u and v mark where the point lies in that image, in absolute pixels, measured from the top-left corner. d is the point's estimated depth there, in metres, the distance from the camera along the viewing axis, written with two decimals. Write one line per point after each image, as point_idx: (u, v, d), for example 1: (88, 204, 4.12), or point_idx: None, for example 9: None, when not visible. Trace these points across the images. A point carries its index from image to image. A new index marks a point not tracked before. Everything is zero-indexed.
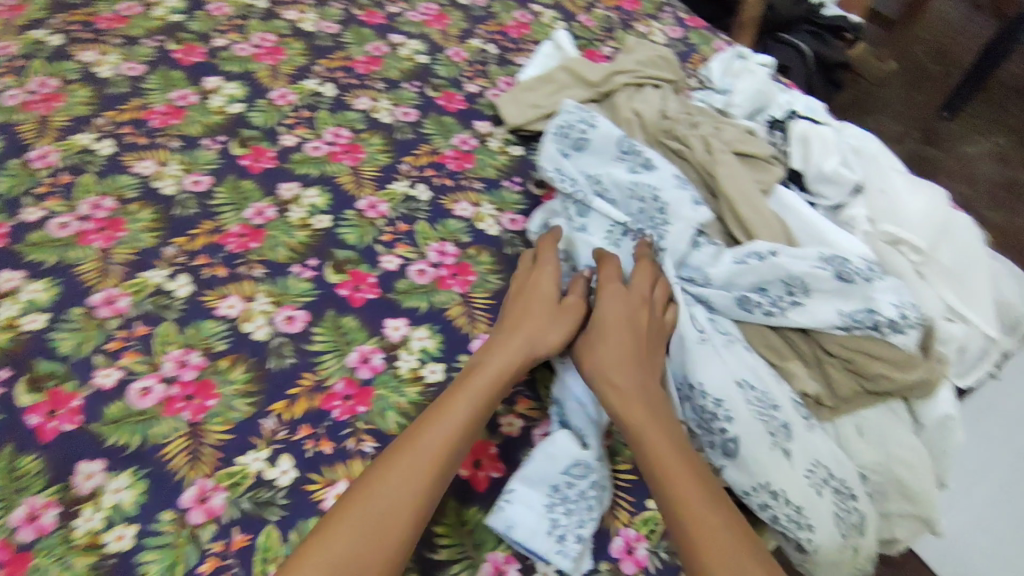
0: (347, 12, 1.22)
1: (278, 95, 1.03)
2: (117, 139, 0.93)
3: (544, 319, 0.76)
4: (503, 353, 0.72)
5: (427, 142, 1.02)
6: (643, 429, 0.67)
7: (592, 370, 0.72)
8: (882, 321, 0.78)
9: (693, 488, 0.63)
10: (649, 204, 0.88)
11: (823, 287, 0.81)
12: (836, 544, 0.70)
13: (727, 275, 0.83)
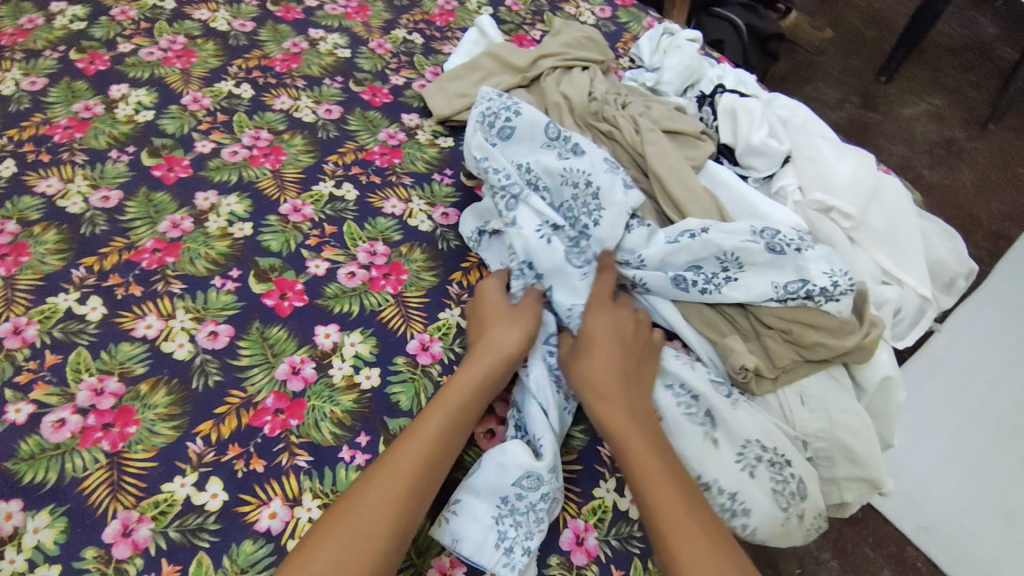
0: (263, 9, 1.17)
1: (191, 99, 0.98)
2: (17, 158, 0.87)
3: (512, 326, 0.74)
4: (476, 362, 0.70)
5: (352, 139, 0.98)
6: (628, 437, 0.65)
7: (579, 380, 0.71)
8: (815, 290, 0.79)
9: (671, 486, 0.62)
10: (581, 190, 0.85)
11: (757, 261, 0.81)
12: (780, 521, 0.70)
13: (661, 255, 0.82)
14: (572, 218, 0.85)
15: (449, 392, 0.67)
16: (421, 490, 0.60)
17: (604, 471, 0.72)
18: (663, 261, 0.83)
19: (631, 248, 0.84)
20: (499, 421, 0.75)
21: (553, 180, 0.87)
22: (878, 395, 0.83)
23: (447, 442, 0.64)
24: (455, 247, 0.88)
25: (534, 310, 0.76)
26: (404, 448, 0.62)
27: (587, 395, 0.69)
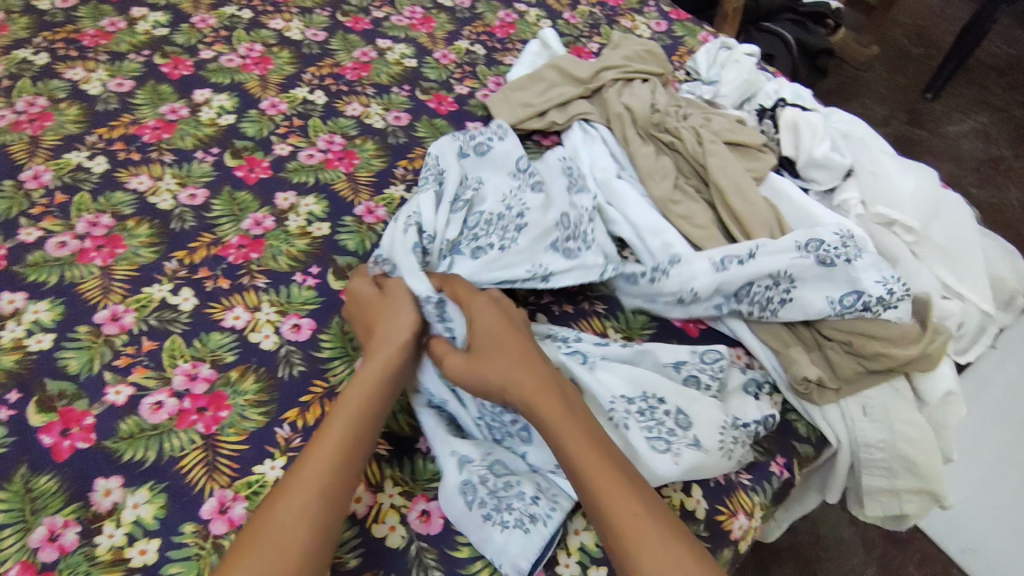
0: (333, 19, 1.22)
1: (269, 104, 1.03)
2: (110, 156, 0.92)
3: (398, 309, 0.73)
4: (377, 356, 0.68)
5: (420, 145, 1.02)
6: (561, 423, 0.63)
7: (481, 380, 0.68)
8: (872, 301, 0.80)
9: (618, 477, 0.60)
10: (507, 215, 0.84)
11: (810, 275, 0.82)
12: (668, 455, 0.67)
13: (712, 284, 0.82)
14: (475, 234, 0.82)
15: (351, 393, 0.65)
16: (340, 492, 0.59)
17: None
18: (715, 290, 0.82)
19: (678, 286, 0.83)
20: None
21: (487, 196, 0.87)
22: (937, 409, 0.83)
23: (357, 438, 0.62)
24: None
25: (404, 291, 0.74)
26: (310, 458, 0.60)
27: (502, 391, 0.67)
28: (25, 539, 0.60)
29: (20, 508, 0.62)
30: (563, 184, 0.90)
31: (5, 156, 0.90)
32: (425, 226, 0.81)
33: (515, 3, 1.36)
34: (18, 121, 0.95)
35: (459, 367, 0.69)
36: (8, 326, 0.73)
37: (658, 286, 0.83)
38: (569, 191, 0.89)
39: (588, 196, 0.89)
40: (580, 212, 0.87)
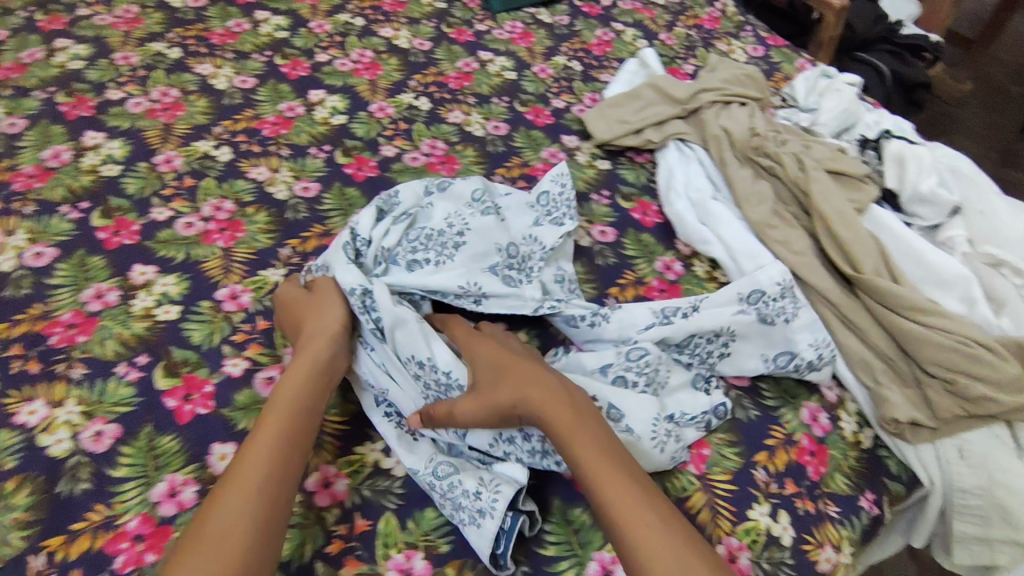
0: (438, 30, 1.27)
1: (377, 108, 1.08)
2: (234, 146, 0.98)
3: (325, 306, 0.74)
4: (307, 352, 0.70)
5: (518, 155, 1.05)
6: (571, 434, 0.64)
7: (494, 404, 0.67)
8: (801, 364, 0.80)
9: (627, 488, 0.60)
10: (449, 233, 0.84)
11: (751, 331, 0.80)
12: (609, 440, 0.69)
13: (657, 336, 0.77)
14: (414, 247, 0.82)
15: (282, 397, 0.65)
16: (283, 482, 0.59)
17: (758, 494, 0.72)
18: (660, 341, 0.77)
19: (618, 334, 0.79)
20: None
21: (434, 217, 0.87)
22: None
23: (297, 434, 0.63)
24: (611, 263, 0.92)
25: (330, 286, 0.76)
26: (246, 457, 0.60)
27: (517, 411, 0.67)
28: (148, 493, 0.65)
29: (144, 463, 0.67)
30: (529, 219, 0.90)
31: (140, 140, 0.97)
32: (361, 231, 0.82)
33: (612, 22, 1.40)
34: (153, 109, 1.01)
35: (472, 398, 0.68)
36: (140, 295, 0.80)
37: (599, 330, 0.79)
38: (531, 225, 0.90)
39: (555, 233, 0.88)
40: (533, 247, 0.87)
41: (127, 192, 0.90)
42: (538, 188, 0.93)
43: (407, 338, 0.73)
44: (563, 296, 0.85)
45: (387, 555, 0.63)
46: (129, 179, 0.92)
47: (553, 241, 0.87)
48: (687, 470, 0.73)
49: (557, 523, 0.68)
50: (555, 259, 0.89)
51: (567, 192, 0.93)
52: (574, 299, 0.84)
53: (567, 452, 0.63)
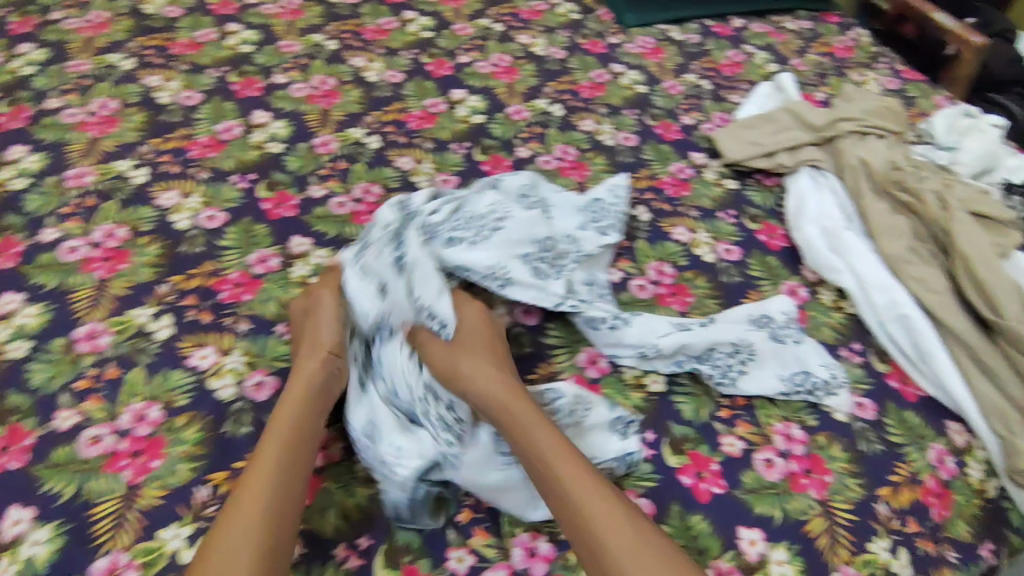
0: (573, 40, 1.31)
1: (514, 110, 1.13)
2: (382, 136, 1.05)
3: (324, 323, 0.76)
4: (297, 378, 0.71)
5: (646, 167, 1.07)
6: (524, 423, 0.67)
7: (454, 366, 0.72)
8: (818, 384, 0.82)
9: (579, 476, 0.63)
10: (489, 218, 0.85)
11: (765, 350, 0.83)
12: (492, 465, 0.68)
13: (676, 342, 0.81)
14: (455, 226, 0.84)
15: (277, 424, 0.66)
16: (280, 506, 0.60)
17: (879, 528, 0.73)
18: (678, 348, 0.81)
19: (638, 338, 0.82)
20: (778, 452, 0.77)
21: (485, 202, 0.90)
22: None
23: (289, 467, 0.63)
24: (736, 282, 0.94)
25: (332, 302, 0.77)
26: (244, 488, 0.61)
27: (468, 385, 0.70)
28: None
29: None
30: (576, 222, 0.93)
31: (301, 122, 1.05)
32: (415, 204, 0.87)
33: (743, 44, 1.40)
34: (312, 95, 1.09)
35: (446, 351, 0.74)
36: (298, 264, 0.87)
37: (618, 334, 0.82)
38: (575, 228, 0.92)
39: (596, 239, 0.91)
40: (571, 248, 0.89)
41: (289, 168, 0.98)
42: (592, 194, 0.97)
43: (423, 276, 0.78)
44: (589, 297, 0.86)
45: (513, 533, 0.67)
46: (290, 157, 0.99)
47: (591, 247, 0.90)
48: (808, 494, 0.74)
49: (673, 526, 0.70)
50: (590, 265, 0.90)
51: (618, 204, 0.97)
52: (600, 302, 0.85)
53: (524, 446, 0.65)
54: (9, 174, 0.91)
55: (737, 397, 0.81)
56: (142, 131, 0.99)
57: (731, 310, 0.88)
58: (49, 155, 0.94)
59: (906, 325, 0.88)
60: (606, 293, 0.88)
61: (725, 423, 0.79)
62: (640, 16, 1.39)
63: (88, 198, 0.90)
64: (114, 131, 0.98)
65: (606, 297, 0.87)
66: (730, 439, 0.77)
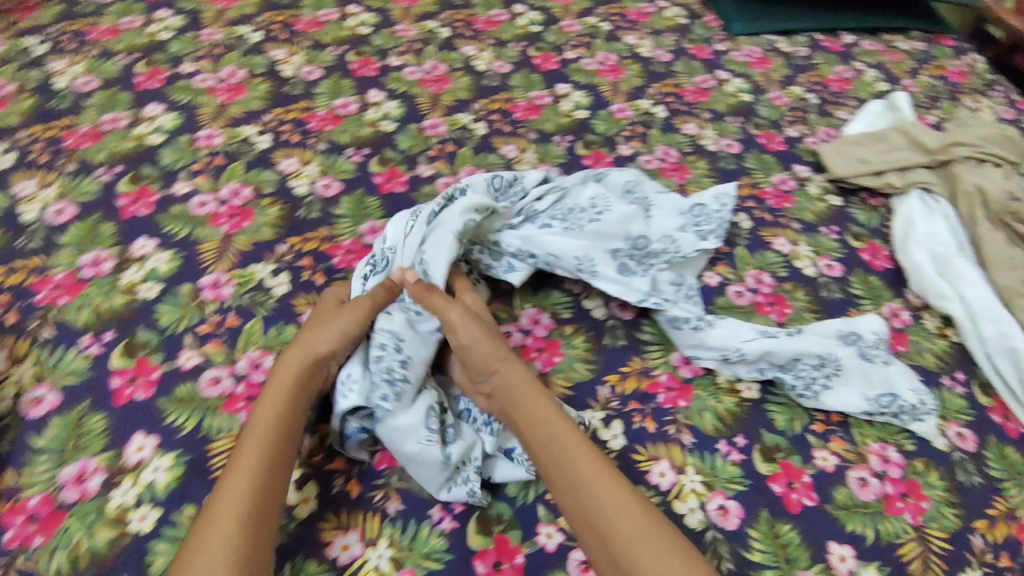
0: (679, 44, 1.30)
1: (618, 109, 1.14)
2: (489, 123, 1.07)
3: (334, 320, 0.74)
4: (285, 373, 0.69)
5: (748, 175, 1.07)
6: (538, 416, 0.68)
7: (483, 349, 0.72)
8: (905, 408, 0.79)
9: (592, 469, 0.64)
10: (588, 211, 0.88)
11: (853, 367, 0.81)
12: (414, 436, 0.68)
13: (761, 347, 0.79)
14: (554, 215, 0.89)
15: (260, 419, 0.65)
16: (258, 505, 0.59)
17: (974, 562, 0.70)
18: (764, 356, 0.79)
19: (722, 342, 0.81)
20: (873, 472, 0.76)
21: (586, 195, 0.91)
22: None
23: (268, 476, 0.61)
24: (836, 298, 0.92)
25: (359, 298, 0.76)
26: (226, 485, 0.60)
27: (495, 372, 0.71)
28: None
29: None
30: (676, 223, 0.91)
31: (413, 104, 1.08)
32: (525, 184, 0.92)
33: (853, 61, 1.37)
34: (425, 79, 1.13)
35: (477, 333, 0.73)
36: None
37: (701, 334, 0.81)
38: (675, 229, 0.90)
39: (694, 242, 0.89)
40: (667, 247, 0.88)
41: (400, 147, 1.01)
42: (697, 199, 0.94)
43: (442, 240, 0.81)
44: (673, 297, 0.85)
45: None
46: (401, 137, 1.03)
47: (688, 251, 0.88)
48: (902, 518, 0.72)
49: (761, 531, 0.70)
50: (682, 267, 0.89)
51: (723, 213, 0.93)
52: (684, 303, 0.85)
53: (543, 442, 0.67)
54: (146, 130, 0.98)
55: (833, 412, 0.80)
56: (267, 101, 1.05)
57: (819, 325, 0.86)
58: (183, 116, 1.00)
59: (1015, 359, 0.85)
60: (693, 296, 0.87)
61: (818, 437, 0.78)
62: (747, 25, 1.37)
63: (216, 158, 0.95)
64: (242, 98, 1.04)
65: (693, 300, 0.86)
66: (823, 453, 0.76)
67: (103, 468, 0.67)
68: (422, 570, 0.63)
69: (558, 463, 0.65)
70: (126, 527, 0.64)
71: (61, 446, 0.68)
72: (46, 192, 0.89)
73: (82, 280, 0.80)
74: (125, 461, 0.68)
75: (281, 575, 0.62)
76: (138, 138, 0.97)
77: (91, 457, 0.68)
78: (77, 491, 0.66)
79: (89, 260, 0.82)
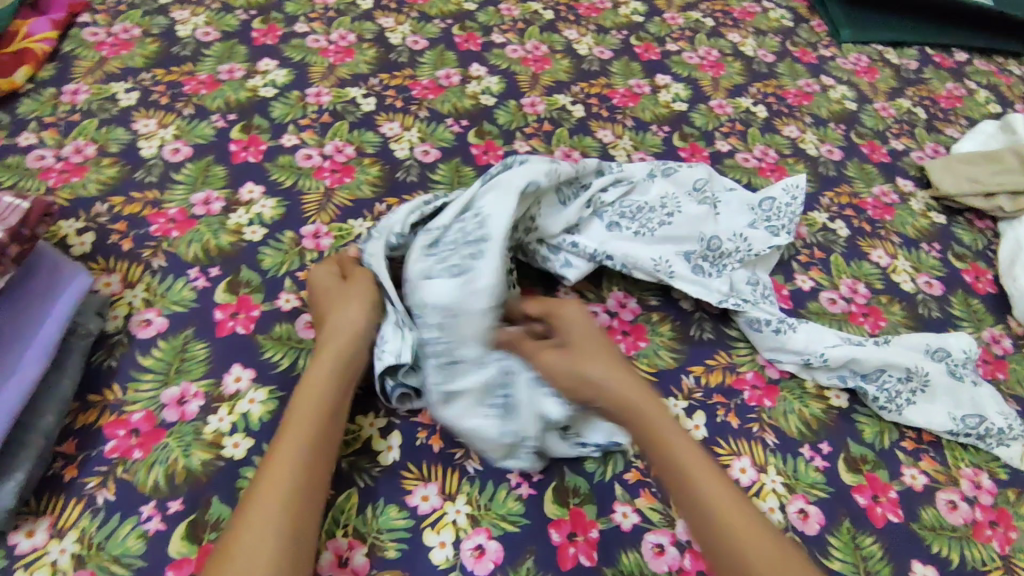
0: (783, 46, 1.27)
1: (717, 104, 1.12)
2: (587, 106, 1.07)
3: (351, 301, 0.70)
4: (320, 366, 0.65)
5: (848, 183, 1.03)
6: (663, 437, 0.61)
7: (573, 373, 0.65)
8: (991, 430, 0.77)
9: (722, 498, 0.58)
10: (659, 212, 0.84)
11: (940, 383, 0.78)
12: (475, 411, 0.67)
13: (846, 355, 0.77)
14: (622, 212, 0.84)
15: (300, 405, 0.62)
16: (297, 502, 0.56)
17: None
18: (845, 363, 0.77)
19: (803, 345, 0.79)
20: (963, 496, 0.73)
21: (651, 190, 0.86)
22: None
23: (306, 484, 0.57)
24: (934, 317, 0.89)
25: (367, 278, 0.72)
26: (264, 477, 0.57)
27: (602, 392, 0.64)
28: None
29: None
30: (745, 219, 0.88)
31: (513, 81, 1.09)
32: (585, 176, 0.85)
33: (964, 79, 1.31)
34: (526, 58, 1.13)
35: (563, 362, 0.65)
36: None
37: (782, 338, 0.79)
38: (746, 225, 0.87)
39: (765, 241, 0.86)
40: (739, 246, 0.85)
41: (498, 121, 1.02)
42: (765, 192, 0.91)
43: (500, 201, 0.73)
44: (752, 297, 0.83)
45: None
46: (500, 112, 1.04)
47: (761, 248, 0.86)
48: (991, 547, 0.69)
49: (842, 540, 0.68)
50: (754, 265, 0.87)
51: (794, 206, 0.89)
52: (764, 304, 0.82)
53: (668, 472, 0.61)
54: (259, 83, 1.01)
55: (924, 431, 0.77)
56: (373, 66, 1.07)
57: (905, 335, 0.83)
58: (294, 73, 1.04)
59: None
60: (769, 295, 0.85)
61: (908, 455, 0.75)
62: (856, 33, 1.33)
63: (323, 116, 0.98)
64: (350, 61, 1.07)
65: (769, 300, 0.84)
66: (912, 471, 0.74)
67: (202, 394, 0.70)
68: (498, 530, 0.64)
69: (688, 499, 0.59)
70: (220, 451, 0.66)
71: (165, 368, 0.71)
72: (164, 132, 0.93)
73: (193, 217, 0.84)
74: (223, 390, 0.70)
75: (362, 516, 0.64)
76: (252, 90, 1.00)
77: (192, 381, 0.71)
78: (177, 413, 0.68)
79: (200, 199, 0.86)
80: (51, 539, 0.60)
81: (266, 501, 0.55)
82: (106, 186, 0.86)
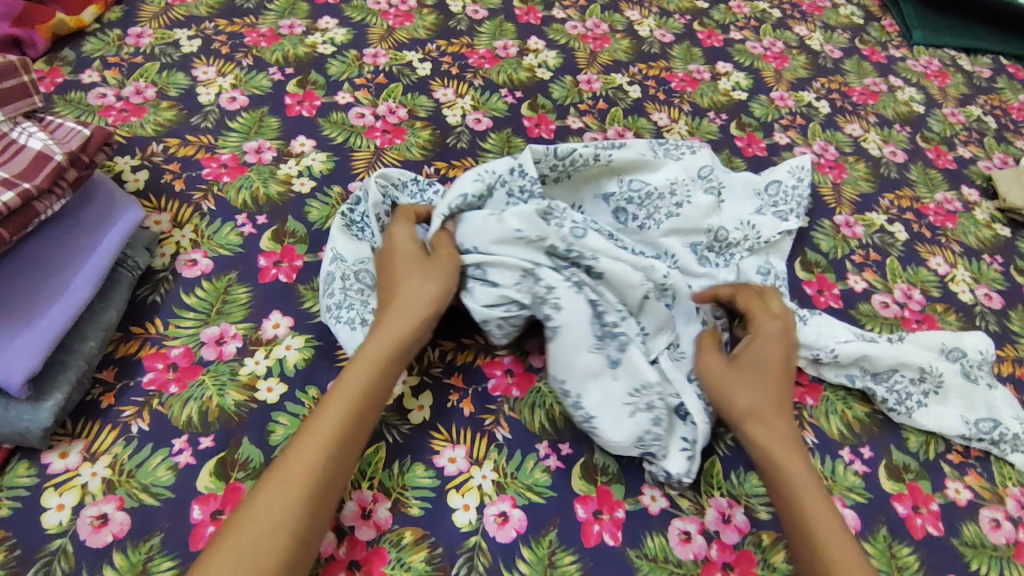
0: (852, 43, 1.23)
1: (778, 96, 1.09)
2: (644, 88, 1.05)
3: (430, 278, 0.66)
4: (381, 347, 0.62)
5: (911, 187, 0.99)
6: (785, 448, 0.62)
7: (725, 383, 0.66)
8: (1006, 436, 0.74)
9: (822, 506, 0.59)
10: (667, 201, 0.81)
11: (953, 385, 0.76)
12: (587, 346, 0.65)
13: (859, 351, 0.74)
14: (631, 196, 0.80)
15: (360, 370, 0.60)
16: (328, 475, 0.54)
17: None
18: (855, 360, 0.74)
19: (815, 339, 0.75)
20: (1008, 515, 0.69)
21: (658, 174, 0.82)
22: None
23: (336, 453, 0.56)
24: (992, 330, 0.85)
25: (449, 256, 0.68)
26: (305, 438, 0.56)
27: (744, 406, 0.64)
28: (502, 352, 0.73)
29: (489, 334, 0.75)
30: (753, 205, 0.86)
31: (570, 57, 1.07)
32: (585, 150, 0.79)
33: None
34: (586, 35, 1.11)
35: (721, 371, 0.66)
36: None
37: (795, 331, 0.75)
38: (753, 212, 0.85)
39: (774, 227, 0.84)
40: (747, 235, 0.83)
41: (553, 96, 1.01)
42: (770, 176, 0.90)
43: (478, 223, 0.69)
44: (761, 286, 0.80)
45: (711, 494, 0.66)
46: (555, 86, 1.02)
47: (771, 234, 0.83)
48: None
49: (878, 550, 0.65)
50: (766, 252, 0.84)
51: (800, 187, 0.89)
52: None
53: (778, 473, 0.61)
54: (319, 40, 1.01)
55: (972, 446, 0.74)
56: (432, 31, 1.06)
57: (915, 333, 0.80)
58: (353, 32, 1.04)
59: None
60: (780, 284, 0.81)
61: (954, 469, 0.72)
62: (929, 35, 1.27)
63: (379, 76, 0.98)
64: (409, 25, 1.06)
65: (782, 290, 0.81)
66: (957, 485, 0.71)
67: (241, 336, 0.70)
68: (523, 499, 0.63)
69: (793, 498, 0.60)
70: (254, 394, 0.66)
71: (207, 308, 0.72)
72: (222, 80, 0.94)
73: (245, 164, 0.85)
74: (261, 334, 0.70)
75: (388, 472, 0.63)
76: (310, 46, 1.00)
77: (231, 323, 0.71)
78: (214, 352, 0.69)
79: (252, 147, 0.86)
80: (83, 461, 0.60)
81: (295, 464, 0.54)
82: (163, 128, 0.87)
